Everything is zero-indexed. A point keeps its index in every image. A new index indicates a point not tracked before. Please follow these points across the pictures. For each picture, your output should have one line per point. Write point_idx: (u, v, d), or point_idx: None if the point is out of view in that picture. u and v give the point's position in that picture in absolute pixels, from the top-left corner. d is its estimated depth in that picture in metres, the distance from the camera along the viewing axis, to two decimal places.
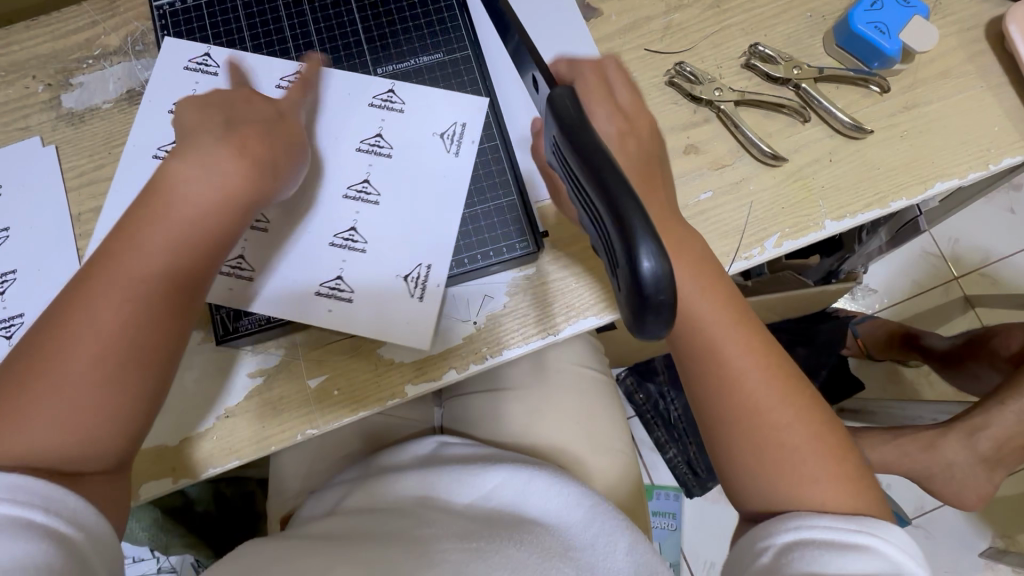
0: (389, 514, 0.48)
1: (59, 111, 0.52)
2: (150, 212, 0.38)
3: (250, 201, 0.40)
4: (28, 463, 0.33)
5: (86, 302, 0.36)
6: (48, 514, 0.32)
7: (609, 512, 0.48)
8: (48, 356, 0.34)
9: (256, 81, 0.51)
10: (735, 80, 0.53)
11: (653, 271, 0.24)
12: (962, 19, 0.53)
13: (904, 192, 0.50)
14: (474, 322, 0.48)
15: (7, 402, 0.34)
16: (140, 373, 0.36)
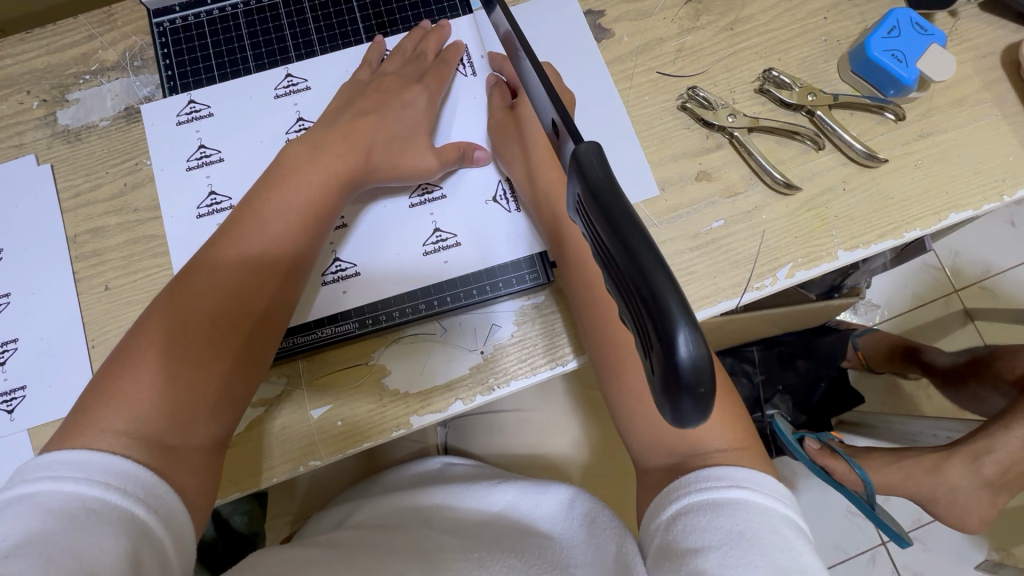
0: (391, 529, 0.47)
1: (55, 128, 0.50)
2: (235, 227, 0.42)
3: (327, 205, 0.44)
4: (124, 439, 0.35)
5: (169, 305, 0.40)
6: (147, 508, 0.33)
7: (607, 518, 0.45)
8: (129, 356, 0.38)
9: (260, 81, 0.50)
10: (748, 105, 0.52)
11: (690, 352, 0.18)
12: (978, 45, 0.53)
13: (919, 222, 0.49)
14: (481, 352, 0.48)
15: (93, 395, 0.37)
16: (202, 379, 0.38)
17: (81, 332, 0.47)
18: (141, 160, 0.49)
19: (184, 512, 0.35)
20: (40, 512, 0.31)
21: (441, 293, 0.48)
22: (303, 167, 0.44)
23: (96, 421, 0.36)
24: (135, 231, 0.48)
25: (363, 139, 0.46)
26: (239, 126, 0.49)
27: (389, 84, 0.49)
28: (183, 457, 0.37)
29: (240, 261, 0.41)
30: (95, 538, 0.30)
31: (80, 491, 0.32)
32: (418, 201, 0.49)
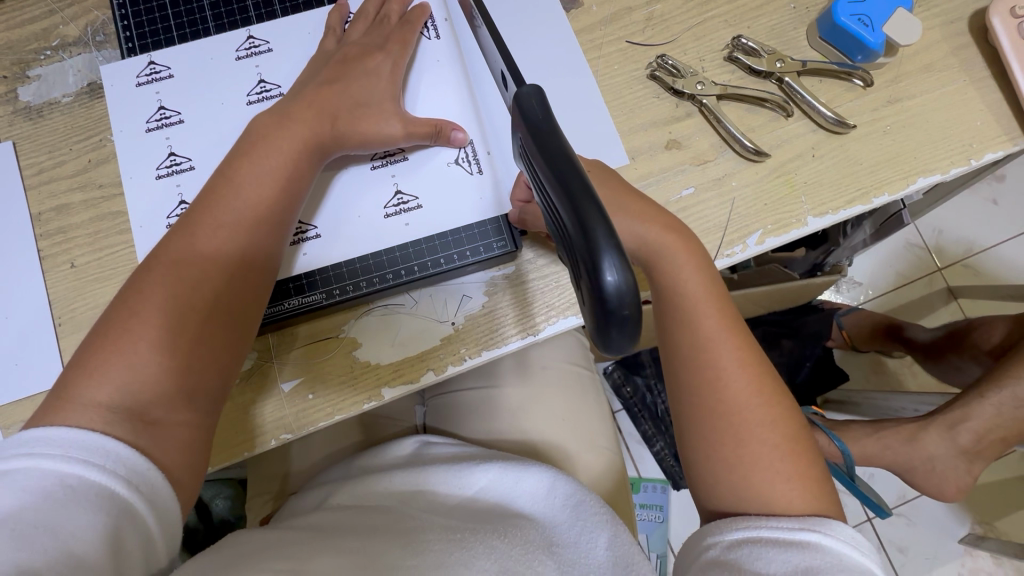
0: (375, 508, 0.47)
1: (16, 105, 0.50)
2: (214, 199, 0.41)
3: (302, 174, 0.44)
4: (108, 413, 0.35)
5: (149, 279, 0.39)
6: (127, 486, 0.33)
7: (595, 503, 0.47)
8: (111, 329, 0.37)
9: (222, 45, 0.49)
10: (718, 73, 0.52)
11: (616, 282, 0.21)
12: (946, 11, 0.53)
13: (887, 188, 0.50)
14: (452, 323, 0.47)
15: (74, 371, 0.36)
16: (189, 351, 0.38)
17: (47, 310, 0.47)
18: (104, 136, 0.49)
19: (168, 489, 0.35)
20: (16, 488, 0.31)
21: (407, 262, 0.47)
22: (279, 136, 0.43)
23: (77, 395, 0.35)
24: (100, 208, 0.48)
25: (328, 110, 0.45)
26: (201, 89, 0.48)
27: (353, 57, 0.48)
28: (170, 433, 0.36)
29: (218, 230, 0.40)
30: (71, 518, 0.31)
31: (58, 469, 0.32)
32: (381, 164, 0.48)
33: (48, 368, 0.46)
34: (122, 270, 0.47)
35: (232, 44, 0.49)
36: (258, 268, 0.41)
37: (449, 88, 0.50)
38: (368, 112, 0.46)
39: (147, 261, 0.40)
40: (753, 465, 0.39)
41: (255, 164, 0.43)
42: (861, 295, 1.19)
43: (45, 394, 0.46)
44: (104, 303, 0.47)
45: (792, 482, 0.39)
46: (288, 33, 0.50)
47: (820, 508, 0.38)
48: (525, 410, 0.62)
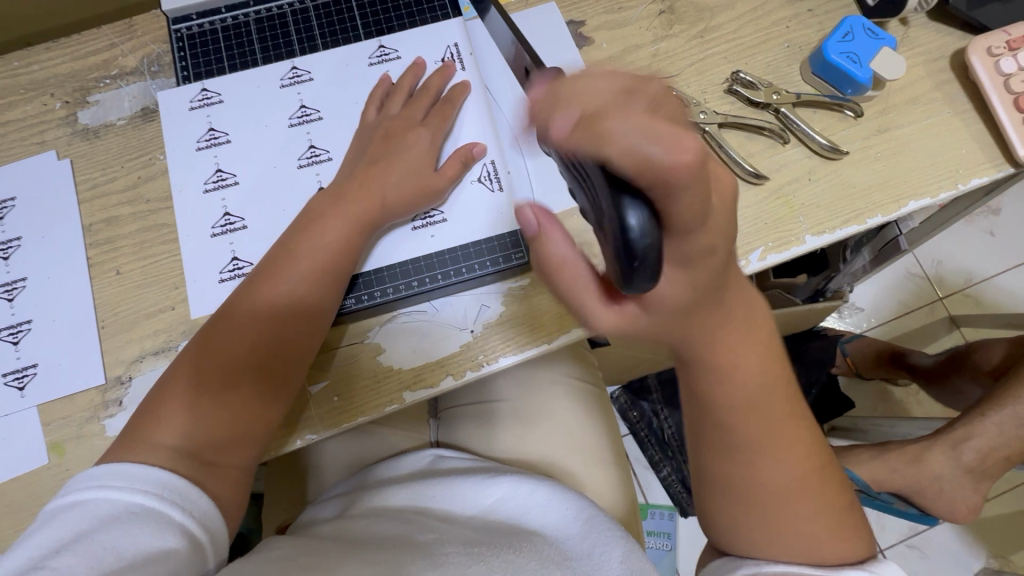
0: (394, 520, 0.48)
1: (75, 126, 0.54)
2: (274, 267, 0.45)
3: (352, 248, 0.47)
4: (172, 453, 0.40)
5: (214, 338, 0.44)
6: (183, 512, 0.37)
7: (606, 521, 0.48)
8: (181, 380, 0.43)
9: (268, 74, 0.54)
10: (719, 104, 0.56)
11: (640, 223, 0.25)
12: (929, 50, 0.57)
13: (880, 210, 0.53)
14: (471, 330, 0.50)
15: (148, 411, 0.42)
16: (240, 407, 0.43)
17: (93, 314, 0.50)
18: (154, 156, 0.53)
19: (216, 515, 0.39)
20: (91, 514, 0.35)
21: (432, 270, 0.50)
22: (330, 213, 0.47)
23: (149, 435, 0.40)
24: (147, 221, 0.52)
25: (373, 182, 0.48)
26: (247, 112, 0.53)
27: (396, 125, 0.51)
28: (223, 474, 0.41)
29: (275, 299, 0.44)
30: (136, 538, 0.34)
31: (124, 498, 0.36)
32: (421, 218, 0.51)
33: (91, 368, 0.49)
34: (165, 277, 0.50)
35: (277, 73, 0.54)
36: (304, 336, 0.45)
37: (473, 113, 0.54)
38: (407, 143, 0.50)
39: (214, 317, 0.45)
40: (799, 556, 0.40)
41: (308, 237, 0.46)
42: (864, 322, 1.21)
43: (85, 393, 0.48)
44: (146, 308, 0.50)
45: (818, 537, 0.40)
46: (325, 63, 0.54)
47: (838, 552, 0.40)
48: (536, 424, 0.64)
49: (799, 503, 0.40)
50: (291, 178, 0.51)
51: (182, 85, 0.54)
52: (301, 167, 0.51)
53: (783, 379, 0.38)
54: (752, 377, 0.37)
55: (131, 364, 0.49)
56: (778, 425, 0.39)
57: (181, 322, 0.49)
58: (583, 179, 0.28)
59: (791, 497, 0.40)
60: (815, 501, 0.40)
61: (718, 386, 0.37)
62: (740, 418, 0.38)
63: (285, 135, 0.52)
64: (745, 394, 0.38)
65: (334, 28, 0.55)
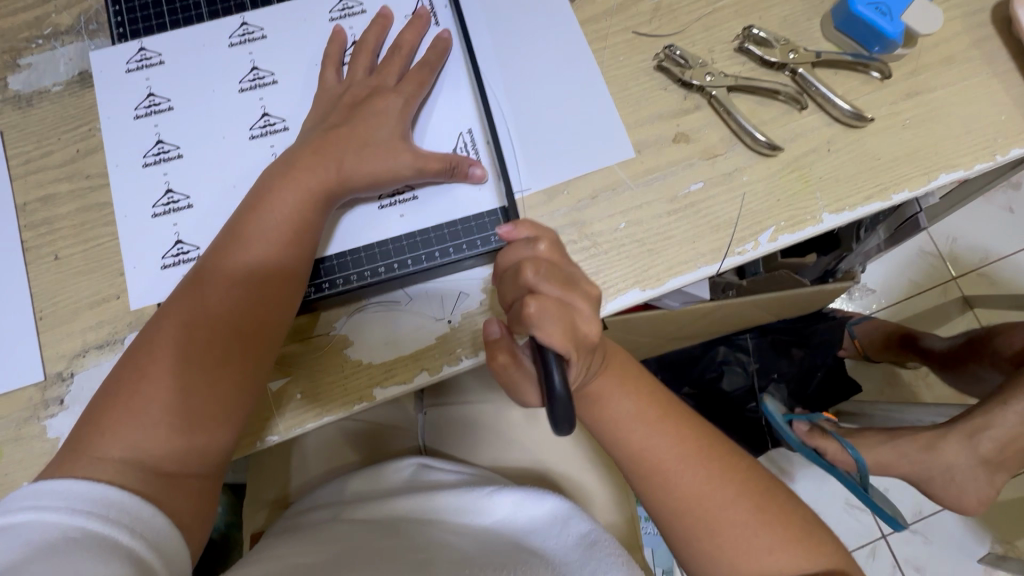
0: (378, 533, 0.45)
1: (5, 94, 0.48)
2: (226, 252, 0.40)
3: (313, 222, 0.42)
4: (120, 466, 0.35)
5: (159, 337, 0.38)
6: (131, 534, 0.33)
7: (609, 547, 0.45)
8: (124, 387, 0.37)
9: (216, 33, 0.48)
10: (728, 65, 0.50)
11: (558, 385, 0.31)
12: (967, 2, 0.51)
13: (906, 184, 0.47)
14: (448, 321, 0.45)
15: (88, 424, 0.37)
16: (196, 410, 0.38)
17: (29, 303, 0.45)
18: (93, 126, 0.47)
19: (172, 533, 0.35)
20: (22, 540, 0.30)
21: (401, 255, 0.45)
22: (285, 185, 0.41)
23: (92, 450, 0.36)
24: (86, 200, 0.46)
25: (334, 151, 0.42)
26: (191, 76, 0.47)
27: (361, 93, 0.45)
28: (182, 485, 0.37)
29: (230, 286, 0.40)
30: (73, 566, 0.30)
31: (62, 521, 0.31)
32: (389, 202, 0.46)
33: (29, 364, 0.44)
34: (107, 263, 0.45)
35: (226, 31, 0.48)
36: (265, 327, 0.40)
37: (449, 77, 0.48)
38: (373, 109, 0.44)
39: (158, 314, 0.40)
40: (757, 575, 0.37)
41: (262, 216, 0.41)
42: (874, 303, 1.16)
43: (23, 391, 0.44)
44: (87, 297, 0.45)
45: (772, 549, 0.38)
46: (281, 18, 0.48)
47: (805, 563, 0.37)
48: (527, 424, 0.60)
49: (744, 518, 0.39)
50: (242, 151, 0.45)
51: (120, 46, 0.48)
52: (253, 138, 0.46)
53: (650, 391, 0.42)
54: (645, 425, 0.41)
55: (72, 360, 0.44)
56: (658, 433, 0.40)
57: (127, 312, 0.45)
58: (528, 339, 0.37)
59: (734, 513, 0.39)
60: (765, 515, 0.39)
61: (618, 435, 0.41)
62: (624, 446, 0.41)
63: (234, 101, 0.46)
64: (649, 435, 0.41)
65: None
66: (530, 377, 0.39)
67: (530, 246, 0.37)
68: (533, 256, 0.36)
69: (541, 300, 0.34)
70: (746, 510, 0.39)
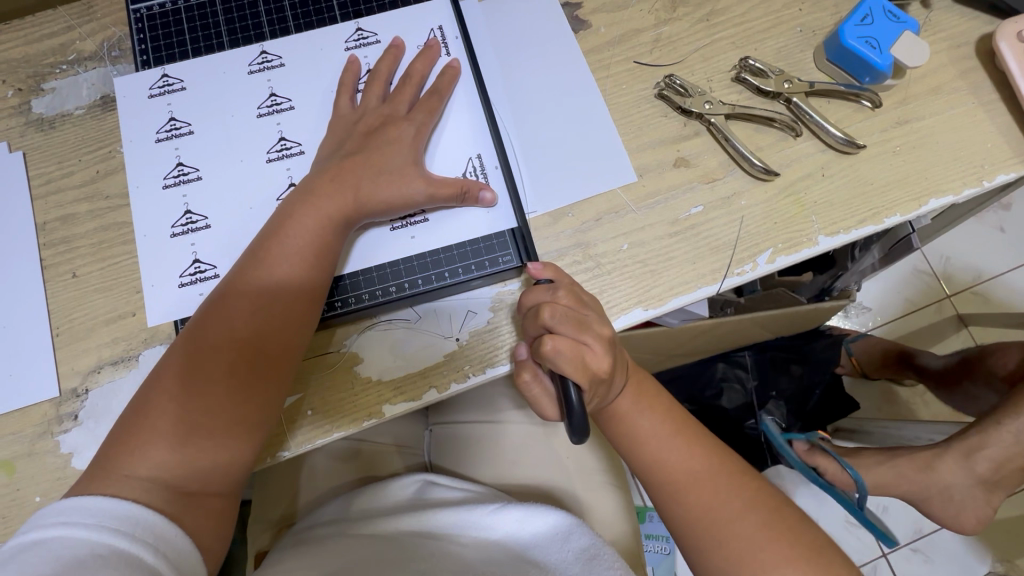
0: (378, 553, 0.45)
1: (29, 116, 0.50)
2: (248, 276, 0.42)
3: (331, 247, 0.43)
4: (145, 484, 0.36)
5: (184, 359, 0.40)
6: (155, 552, 0.34)
7: (609, 559, 0.45)
8: (149, 408, 0.39)
9: (235, 60, 0.50)
10: (725, 93, 0.52)
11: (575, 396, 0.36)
12: (952, 36, 0.53)
13: (898, 208, 0.49)
14: (457, 339, 0.46)
15: (115, 442, 0.38)
16: (220, 431, 0.39)
17: (46, 319, 0.46)
18: (114, 148, 0.49)
19: (191, 551, 0.36)
20: (50, 555, 0.31)
21: (411, 275, 0.46)
22: (306, 211, 0.43)
23: (118, 468, 0.37)
24: (105, 219, 0.48)
25: (352, 178, 0.44)
26: (211, 102, 0.49)
27: (375, 119, 0.46)
28: (201, 503, 0.38)
29: (252, 310, 0.41)
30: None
31: (88, 537, 0.33)
32: (400, 225, 0.47)
33: (44, 379, 0.45)
34: (125, 281, 0.46)
35: (245, 59, 0.50)
36: (286, 348, 0.41)
37: (459, 104, 0.49)
38: (387, 137, 0.45)
39: (182, 335, 0.41)
40: None
41: (283, 241, 0.42)
42: (870, 320, 1.18)
43: (38, 406, 0.45)
44: (103, 314, 0.46)
45: (779, 561, 0.38)
46: (298, 47, 0.50)
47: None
48: (532, 441, 0.60)
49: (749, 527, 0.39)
50: (259, 173, 0.47)
51: (142, 73, 0.50)
52: (269, 161, 0.47)
53: (667, 407, 0.44)
54: (659, 434, 0.42)
55: (86, 375, 0.45)
56: (670, 446, 0.42)
57: (142, 329, 0.46)
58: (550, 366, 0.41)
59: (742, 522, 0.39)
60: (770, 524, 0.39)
61: (634, 447, 0.43)
62: (637, 456, 0.43)
63: (251, 126, 0.48)
64: (665, 445, 0.42)
65: (308, 10, 0.51)
66: (549, 395, 0.43)
67: (551, 291, 0.41)
68: (552, 299, 0.40)
69: (557, 338, 0.38)
70: (753, 521, 0.39)
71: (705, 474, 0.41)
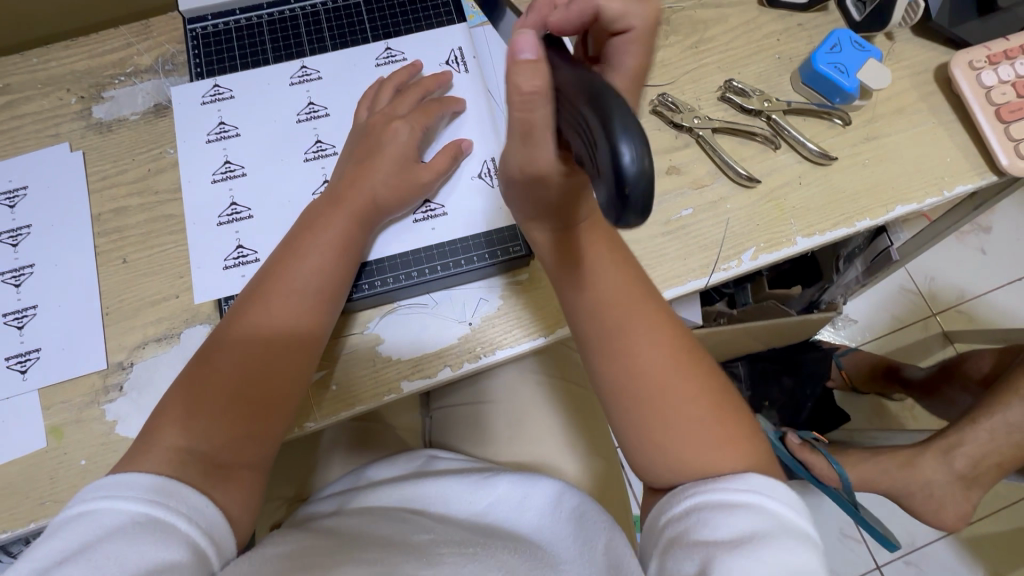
0: (386, 521, 0.48)
1: (89, 120, 0.56)
2: (280, 268, 0.46)
3: (355, 243, 0.48)
4: (185, 456, 0.40)
5: (221, 343, 0.44)
6: (189, 522, 0.36)
7: (598, 514, 0.48)
8: (188, 387, 0.42)
9: (277, 74, 0.56)
10: (713, 110, 0.58)
11: (631, 158, 0.25)
12: (913, 64, 0.60)
13: (869, 214, 0.55)
14: (469, 323, 0.51)
15: (155, 419, 0.41)
16: (254, 407, 0.43)
17: (98, 300, 0.51)
18: (165, 150, 0.55)
19: (222, 523, 0.39)
20: (96, 525, 0.34)
21: (431, 262, 0.51)
22: (333, 210, 0.48)
23: (160, 441, 0.40)
24: (154, 212, 0.53)
25: (372, 181, 0.49)
26: (255, 110, 0.55)
27: (380, 118, 0.52)
28: (235, 475, 0.41)
29: (283, 299, 0.45)
30: (146, 546, 0.33)
31: (129, 509, 0.35)
32: (421, 218, 0.53)
33: (93, 353, 0.49)
34: (171, 266, 0.51)
35: (287, 72, 0.56)
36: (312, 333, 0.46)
37: (473, 114, 0.55)
38: (383, 134, 0.50)
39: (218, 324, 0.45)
40: (701, 466, 0.40)
41: (313, 238, 0.47)
42: (858, 335, 1.22)
43: (86, 378, 0.49)
44: (150, 296, 0.51)
45: (715, 443, 0.40)
46: (334, 63, 0.56)
47: (742, 457, 0.40)
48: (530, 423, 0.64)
49: (690, 406, 0.41)
50: (296, 172, 0.53)
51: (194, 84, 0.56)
52: (306, 161, 0.53)
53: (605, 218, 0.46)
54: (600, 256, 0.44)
55: (132, 351, 0.49)
56: (638, 340, 0.43)
57: (185, 310, 0.50)
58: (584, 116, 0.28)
59: (685, 402, 0.41)
60: (707, 401, 0.42)
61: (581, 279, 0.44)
62: (637, 387, 0.42)
63: (291, 132, 0.54)
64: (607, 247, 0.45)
65: (344, 32, 0.58)
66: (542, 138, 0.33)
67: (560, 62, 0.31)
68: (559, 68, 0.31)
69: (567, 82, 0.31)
70: (691, 402, 0.41)
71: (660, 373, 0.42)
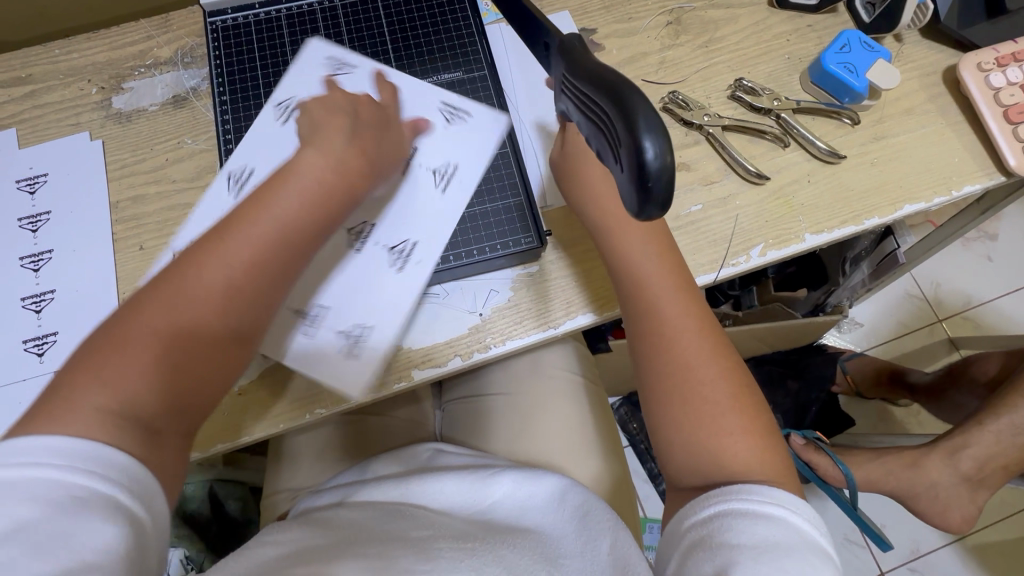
0: (385, 516, 0.47)
1: (109, 110, 0.57)
2: (244, 207, 0.39)
3: (334, 188, 0.42)
4: (106, 424, 0.33)
5: (162, 289, 0.37)
6: (132, 497, 0.32)
7: (601, 516, 0.49)
8: (116, 339, 0.35)
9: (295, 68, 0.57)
10: (723, 108, 0.59)
11: (654, 149, 0.27)
12: (922, 65, 0.60)
13: (877, 212, 0.55)
14: (480, 314, 0.52)
15: (71, 373, 0.35)
16: (199, 369, 0.37)
17: (114, 286, 0.52)
18: (183, 139, 0.56)
19: (162, 497, 0.34)
20: (27, 496, 0.29)
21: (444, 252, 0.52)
22: (312, 152, 0.42)
23: (76, 404, 0.33)
24: (171, 200, 0.54)
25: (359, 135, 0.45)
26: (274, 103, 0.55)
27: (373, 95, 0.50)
28: (168, 445, 0.36)
29: (243, 242, 0.38)
30: (96, 525, 0.30)
31: (64, 480, 0.30)
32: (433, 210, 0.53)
33: None
34: None
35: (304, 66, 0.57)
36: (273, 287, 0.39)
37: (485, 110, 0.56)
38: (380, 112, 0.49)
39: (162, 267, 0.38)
40: (719, 451, 0.42)
41: (286, 178, 0.40)
42: (864, 340, 1.22)
43: None
44: None
45: (734, 430, 0.42)
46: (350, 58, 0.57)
47: (757, 452, 0.41)
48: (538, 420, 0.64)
49: (715, 395, 0.43)
50: None
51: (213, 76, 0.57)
52: None
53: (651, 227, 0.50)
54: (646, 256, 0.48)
55: None
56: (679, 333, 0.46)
57: None
58: (601, 106, 0.30)
59: (711, 390, 0.44)
60: (732, 394, 0.44)
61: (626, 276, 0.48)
62: (671, 369, 0.45)
63: None
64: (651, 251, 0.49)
65: (361, 29, 0.59)
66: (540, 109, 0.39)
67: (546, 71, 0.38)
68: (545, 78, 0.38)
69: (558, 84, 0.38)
70: (719, 394, 0.44)
71: (693, 363, 0.45)
